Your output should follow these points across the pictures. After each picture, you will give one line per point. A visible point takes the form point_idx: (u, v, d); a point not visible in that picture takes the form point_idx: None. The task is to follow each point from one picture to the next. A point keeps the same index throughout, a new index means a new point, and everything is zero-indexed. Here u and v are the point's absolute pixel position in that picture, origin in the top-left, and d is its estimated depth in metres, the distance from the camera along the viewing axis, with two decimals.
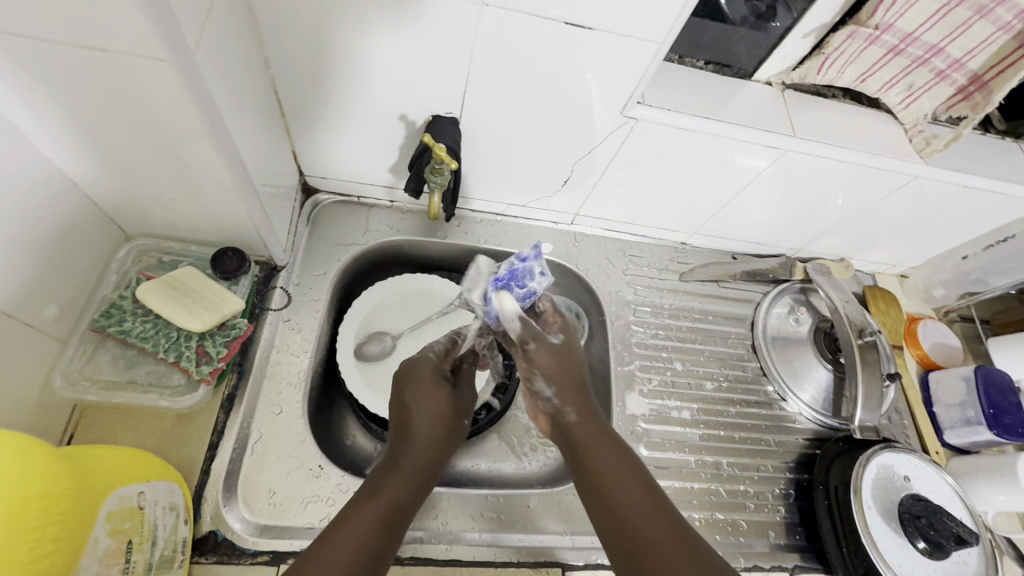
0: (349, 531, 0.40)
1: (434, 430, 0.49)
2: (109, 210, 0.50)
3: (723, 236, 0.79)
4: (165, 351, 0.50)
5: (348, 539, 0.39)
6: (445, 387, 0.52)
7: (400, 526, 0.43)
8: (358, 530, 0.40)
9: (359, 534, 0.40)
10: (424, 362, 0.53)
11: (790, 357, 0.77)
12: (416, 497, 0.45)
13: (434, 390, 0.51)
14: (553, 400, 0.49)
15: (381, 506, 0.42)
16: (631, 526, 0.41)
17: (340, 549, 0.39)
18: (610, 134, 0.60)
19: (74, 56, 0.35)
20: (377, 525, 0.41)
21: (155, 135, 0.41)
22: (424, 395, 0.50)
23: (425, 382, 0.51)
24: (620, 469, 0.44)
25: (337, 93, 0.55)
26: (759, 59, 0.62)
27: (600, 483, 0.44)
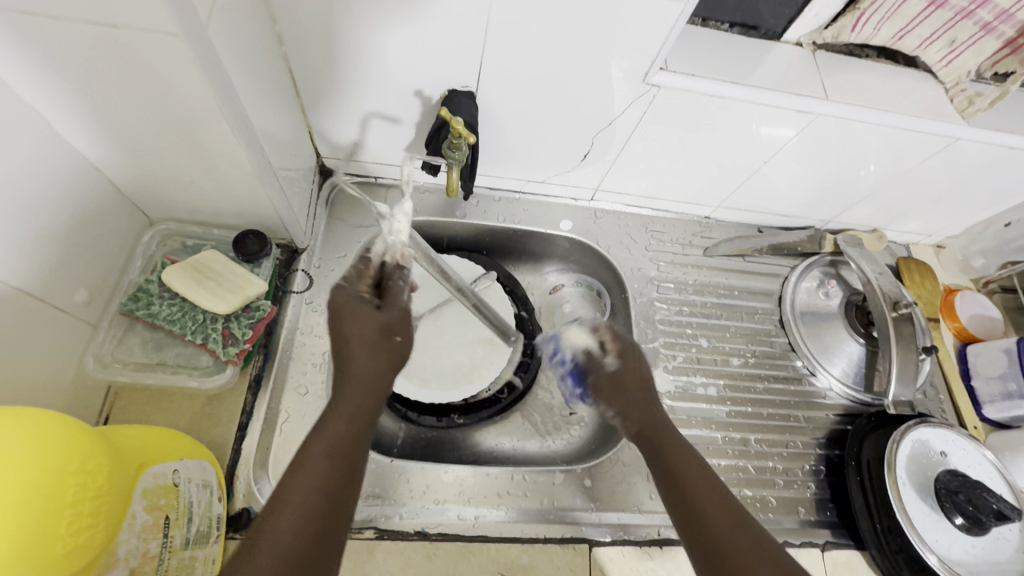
0: (304, 481, 0.37)
1: (367, 358, 0.43)
2: (132, 194, 0.50)
3: (749, 208, 0.77)
4: (192, 333, 0.50)
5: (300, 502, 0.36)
6: (357, 309, 0.44)
7: (352, 464, 0.39)
8: (309, 479, 0.37)
9: (310, 486, 0.37)
10: (337, 291, 0.46)
11: (820, 332, 0.74)
12: (365, 429, 0.41)
13: (355, 313, 0.44)
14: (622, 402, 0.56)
15: (323, 448, 0.39)
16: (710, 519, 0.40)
17: (288, 515, 0.35)
18: (632, 103, 0.58)
19: (85, 33, 0.34)
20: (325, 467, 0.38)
21: (172, 115, 0.41)
22: (343, 324, 0.44)
23: (349, 307, 0.45)
24: (699, 477, 0.43)
25: (350, 70, 0.54)
26: (788, 19, 0.59)
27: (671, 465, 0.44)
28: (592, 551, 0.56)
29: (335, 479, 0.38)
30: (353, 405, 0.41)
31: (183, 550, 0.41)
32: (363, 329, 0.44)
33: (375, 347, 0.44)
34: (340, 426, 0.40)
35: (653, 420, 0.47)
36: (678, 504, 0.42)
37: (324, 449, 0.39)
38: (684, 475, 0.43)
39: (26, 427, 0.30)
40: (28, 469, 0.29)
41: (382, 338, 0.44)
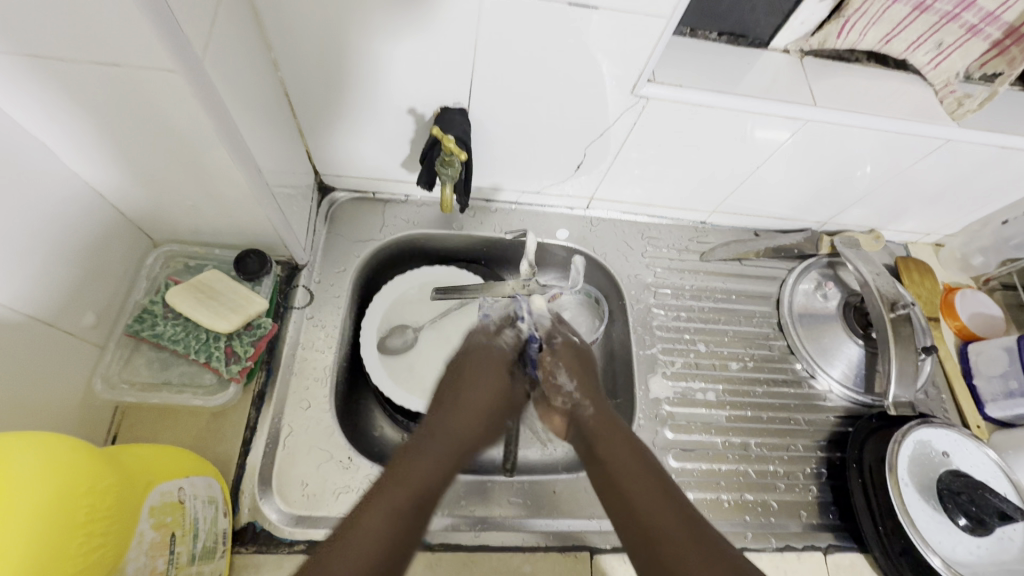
0: (388, 510, 0.38)
1: (478, 416, 0.50)
2: (136, 218, 0.52)
3: (745, 212, 0.77)
4: (195, 352, 0.51)
5: (381, 514, 0.38)
6: (502, 371, 0.55)
7: (431, 509, 0.41)
8: (392, 507, 0.38)
9: (389, 511, 0.38)
10: (480, 337, 0.58)
11: (819, 334, 0.74)
12: (448, 479, 0.43)
13: (488, 372, 0.54)
14: (569, 404, 0.54)
15: (407, 491, 0.40)
16: (638, 500, 0.42)
17: (371, 527, 0.37)
18: (623, 115, 0.58)
19: (88, 72, 0.36)
20: (411, 502, 0.39)
21: (173, 144, 0.43)
22: (477, 368, 0.54)
23: (479, 359, 0.55)
24: (637, 466, 0.45)
25: (344, 91, 0.55)
26: (775, 27, 0.60)
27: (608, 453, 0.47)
28: (593, 558, 0.56)
29: (409, 524, 0.38)
30: (451, 450, 0.45)
31: (188, 566, 0.42)
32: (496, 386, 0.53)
33: (488, 394, 0.52)
34: (442, 464, 0.43)
35: (624, 442, 0.47)
36: (612, 499, 0.44)
37: (417, 485, 0.41)
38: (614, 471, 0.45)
39: (36, 451, 0.31)
40: (40, 492, 0.30)
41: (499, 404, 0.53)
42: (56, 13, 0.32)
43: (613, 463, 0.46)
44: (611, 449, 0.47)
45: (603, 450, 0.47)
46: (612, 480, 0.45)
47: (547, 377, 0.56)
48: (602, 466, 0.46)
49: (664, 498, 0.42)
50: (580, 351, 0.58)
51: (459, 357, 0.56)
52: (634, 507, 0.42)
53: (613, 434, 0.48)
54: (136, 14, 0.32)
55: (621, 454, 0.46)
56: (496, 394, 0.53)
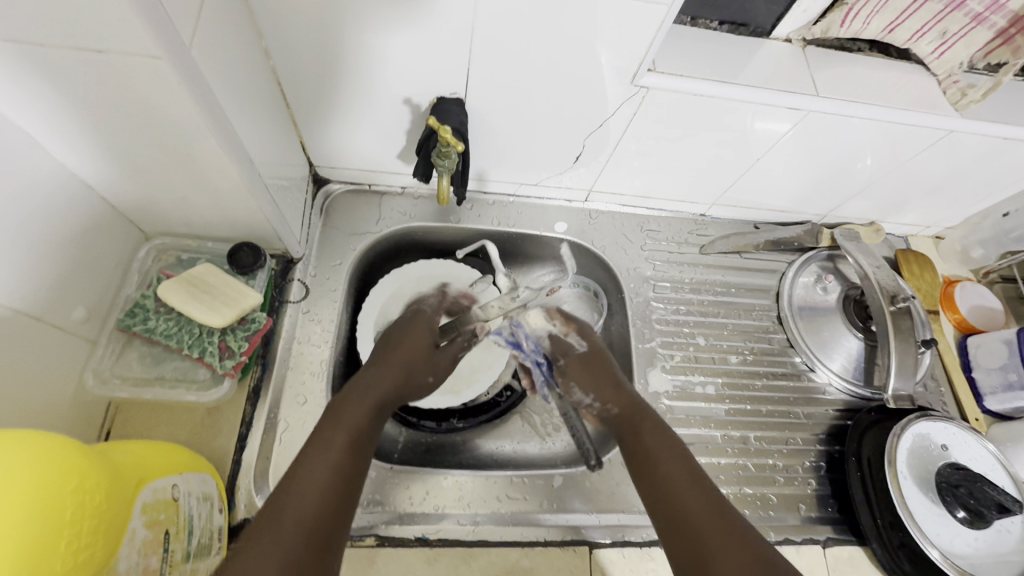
0: (324, 460, 0.42)
1: (396, 372, 0.55)
2: (126, 210, 0.51)
3: (745, 205, 0.77)
4: (188, 347, 0.50)
5: (320, 467, 0.42)
6: (424, 332, 0.62)
7: (365, 452, 0.46)
8: (331, 459, 0.43)
9: (330, 459, 0.43)
10: (421, 316, 0.63)
11: (818, 328, 0.74)
12: (374, 425, 0.49)
13: (412, 339, 0.60)
14: (594, 409, 0.59)
15: (343, 437, 0.45)
16: (683, 506, 0.44)
17: (313, 476, 0.41)
18: (622, 105, 0.58)
19: (72, 58, 0.35)
20: (346, 452, 0.44)
21: (163, 134, 0.41)
22: (390, 352, 0.57)
23: (398, 342, 0.59)
24: (694, 489, 0.45)
25: (339, 80, 0.54)
26: (777, 16, 0.59)
27: (670, 485, 0.46)
28: (592, 553, 0.56)
29: (354, 461, 0.44)
30: (368, 405, 0.49)
31: (183, 563, 0.41)
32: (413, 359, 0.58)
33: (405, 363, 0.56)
34: (359, 418, 0.47)
35: (680, 464, 0.48)
36: (656, 499, 0.47)
37: (347, 438, 0.45)
38: (669, 478, 0.47)
39: (22, 449, 0.30)
40: (25, 491, 0.29)
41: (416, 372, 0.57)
42: None
43: (669, 488, 0.46)
44: (673, 478, 0.47)
45: (650, 454, 0.50)
46: (661, 494, 0.46)
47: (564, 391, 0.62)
48: (660, 497, 0.46)
49: (703, 496, 0.45)
50: (590, 358, 0.62)
51: (395, 329, 0.61)
52: (676, 505, 0.45)
53: (663, 448, 0.49)
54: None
55: (671, 459, 0.48)
56: (421, 357, 0.59)
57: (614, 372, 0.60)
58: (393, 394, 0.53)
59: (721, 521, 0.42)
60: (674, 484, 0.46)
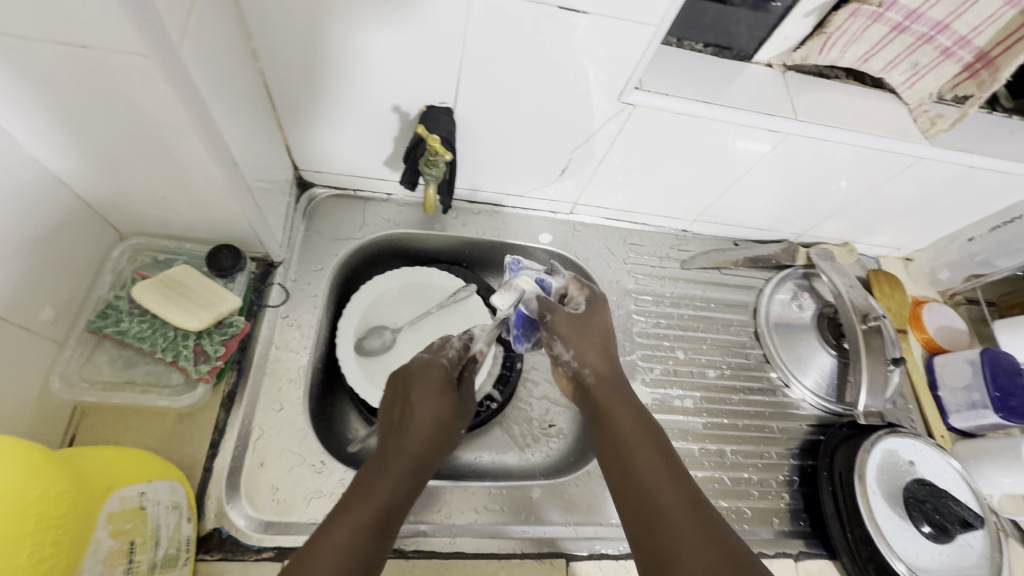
0: (332, 548, 0.37)
1: (423, 438, 0.47)
2: (101, 208, 0.49)
3: (725, 222, 0.79)
4: (162, 351, 0.48)
5: (341, 536, 0.38)
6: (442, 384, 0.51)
7: (386, 534, 0.40)
8: (348, 542, 0.38)
9: (343, 546, 0.38)
10: (435, 364, 0.52)
11: (793, 343, 0.76)
12: (404, 497, 0.43)
13: (430, 397, 0.49)
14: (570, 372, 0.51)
15: (364, 517, 0.40)
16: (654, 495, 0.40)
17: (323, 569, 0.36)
18: (608, 121, 0.59)
19: (52, 52, 0.34)
20: (366, 534, 0.39)
21: (144, 132, 0.41)
22: (417, 401, 0.49)
23: (417, 385, 0.50)
24: (665, 480, 0.41)
25: (326, 84, 0.54)
26: (760, 41, 0.60)
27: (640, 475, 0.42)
28: (569, 565, 0.56)
29: (371, 551, 0.38)
30: (395, 483, 0.43)
31: (149, 575, 0.40)
32: (440, 413, 0.49)
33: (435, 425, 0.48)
34: (384, 495, 0.42)
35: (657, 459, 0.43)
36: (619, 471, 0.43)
37: (366, 517, 0.40)
38: (641, 474, 0.42)
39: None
40: None
41: (447, 424, 0.49)
42: None
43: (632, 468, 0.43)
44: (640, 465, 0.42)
45: (614, 429, 0.46)
46: (627, 464, 0.43)
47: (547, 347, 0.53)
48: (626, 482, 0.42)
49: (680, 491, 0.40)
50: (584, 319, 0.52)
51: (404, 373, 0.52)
52: (643, 494, 0.41)
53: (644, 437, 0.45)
54: None
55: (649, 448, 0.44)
56: (448, 417, 0.49)
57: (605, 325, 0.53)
58: (426, 463, 0.46)
59: (700, 528, 0.38)
60: (640, 470, 0.42)
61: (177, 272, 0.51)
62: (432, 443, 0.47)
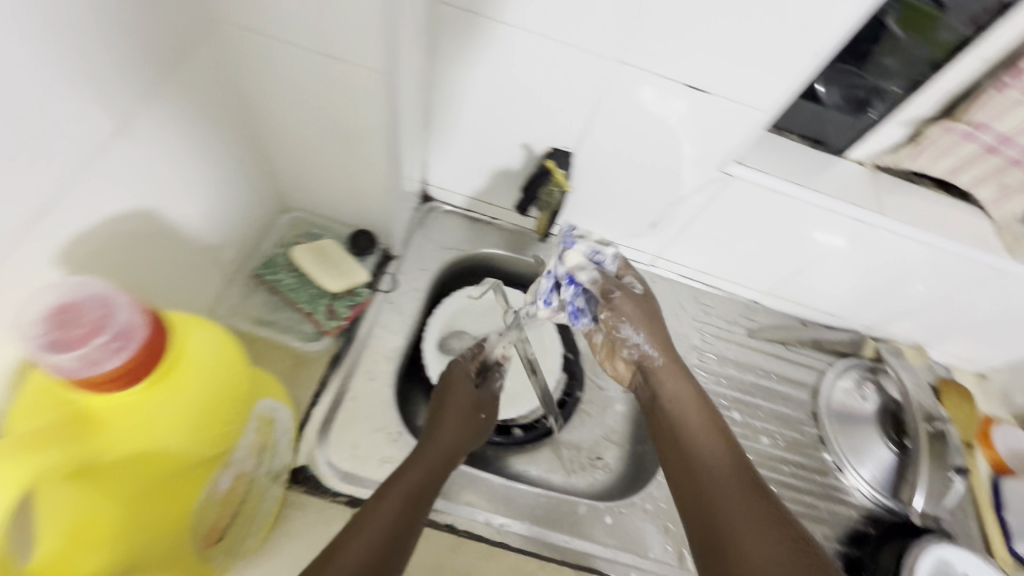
0: (379, 516, 0.45)
1: (450, 430, 0.57)
2: (282, 181, 0.61)
3: (797, 301, 0.82)
4: (303, 303, 0.60)
5: (391, 502, 0.47)
6: (464, 380, 0.63)
7: (424, 503, 0.49)
8: (391, 508, 0.47)
9: (391, 506, 0.47)
10: (456, 363, 0.65)
11: (852, 431, 0.77)
12: (438, 473, 0.53)
13: (455, 395, 0.60)
14: (638, 353, 0.58)
15: (403, 489, 0.49)
16: (718, 491, 0.48)
17: (375, 522, 0.45)
18: (707, 186, 0.66)
19: (313, 61, 0.46)
20: (404, 497, 0.48)
21: (345, 129, 0.52)
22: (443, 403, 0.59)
23: (445, 389, 0.61)
24: (734, 480, 0.48)
25: (475, 118, 0.64)
26: (851, 139, 0.66)
27: (704, 470, 0.50)
28: None
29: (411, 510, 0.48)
30: (426, 466, 0.52)
31: (263, 475, 0.49)
32: (463, 404, 0.60)
33: (458, 414, 0.58)
34: (417, 473, 0.51)
35: (729, 461, 0.50)
36: (679, 465, 0.52)
37: (404, 491, 0.49)
38: (700, 472, 0.50)
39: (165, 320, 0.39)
40: (195, 374, 0.39)
41: (468, 414, 0.59)
42: (316, 14, 0.42)
43: (696, 470, 0.51)
44: (700, 462, 0.51)
45: (680, 430, 0.54)
46: (687, 458, 0.52)
47: (611, 333, 0.58)
48: (692, 475, 0.50)
49: (743, 485, 0.48)
50: (643, 302, 0.58)
51: (440, 386, 0.62)
52: (702, 491, 0.49)
53: (710, 437, 0.53)
54: (375, 32, 0.42)
55: (705, 444, 0.52)
56: (469, 407, 0.60)
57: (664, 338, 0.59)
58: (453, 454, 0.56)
59: (761, 513, 0.45)
60: (707, 474, 0.50)
61: (316, 243, 0.62)
62: (457, 428, 0.57)
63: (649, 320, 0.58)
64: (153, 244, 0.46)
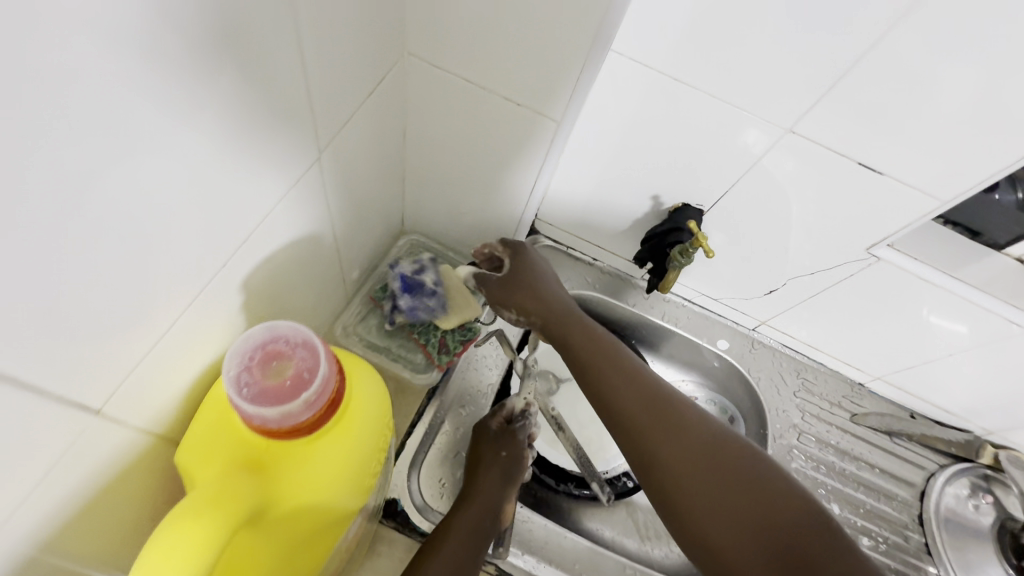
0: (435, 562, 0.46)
1: (490, 473, 0.55)
2: (408, 204, 0.62)
3: (912, 392, 0.76)
4: (416, 332, 0.57)
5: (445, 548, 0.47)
6: (492, 430, 0.59)
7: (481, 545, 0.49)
8: (449, 553, 0.47)
9: (447, 555, 0.47)
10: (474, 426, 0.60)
11: (964, 545, 0.70)
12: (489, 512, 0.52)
13: (486, 443, 0.57)
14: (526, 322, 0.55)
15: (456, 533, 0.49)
16: (687, 482, 0.43)
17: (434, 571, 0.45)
18: (843, 264, 0.62)
19: (487, 101, 0.46)
20: (458, 543, 0.48)
21: (494, 166, 0.53)
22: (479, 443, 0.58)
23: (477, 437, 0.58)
24: (689, 460, 0.44)
25: (607, 165, 0.63)
26: (1015, 235, 0.60)
27: (668, 458, 0.44)
28: None
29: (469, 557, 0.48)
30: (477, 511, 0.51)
31: (371, 508, 0.51)
32: (502, 447, 0.57)
33: (494, 456, 0.56)
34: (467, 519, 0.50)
35: (660, 427, 0.46)
36: (643, 456, 0.46)
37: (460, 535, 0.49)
38: (670, 461, 0.44)
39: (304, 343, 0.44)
40: (364, 420, 0.43)
41: (510, 453, 0.57)
42: (507, 61, 0.42)
43: (659, 455, 0.45)
44: (671, 447, 0.45)
45: (620, 409, 0.48)
46: (649, 450, 0.45)
47: (500, 307, 0.55)
48: (655, 466, 0.45)
49: (713, 468, 0.44)
50: (514, 270, 0.55)
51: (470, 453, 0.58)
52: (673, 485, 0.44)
53: (639, 400, 0.48)
54: (564, 83, 0.43)
55: (661, 426, 0.46)
56: (505, 444, 0.58)
57: (535, 280, 0.55)
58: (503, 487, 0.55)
59: (745, 505, 0.42)
60: (678, 464, 0.44)
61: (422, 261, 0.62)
62: (498, 472, 0.55)
63: (529, 288, 0.54)
64: (298, 262, 0.46)
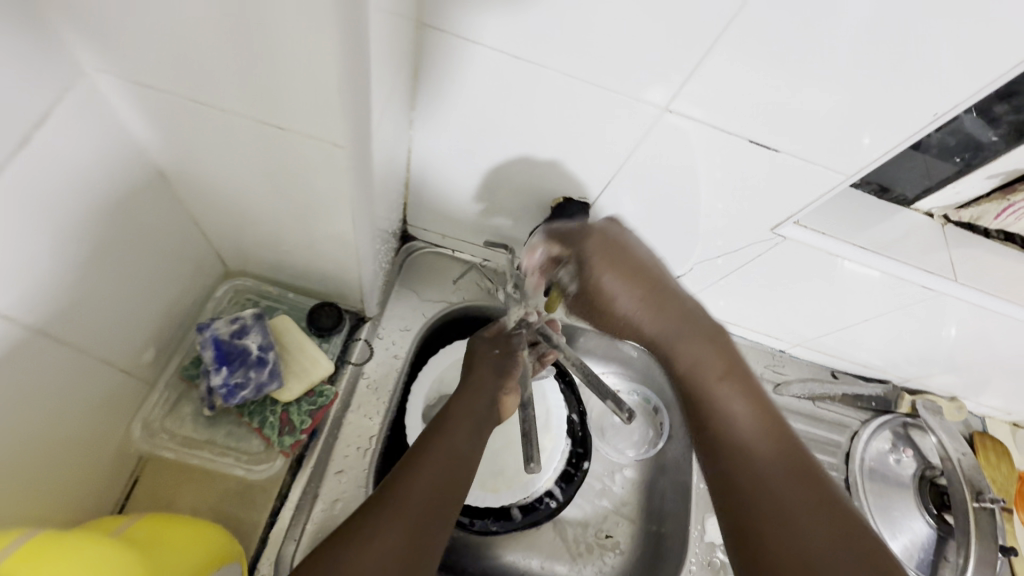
0: (391, 515, 0.38)
1: (477, 396, 0.52)
2: (221, 248, 0.48)
3: (831, 353, 0.72)
4: (250, 414, 0.48)
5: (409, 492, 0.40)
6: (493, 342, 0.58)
7: (454, 491, 0.43)
8: (406, 507, 0.39)
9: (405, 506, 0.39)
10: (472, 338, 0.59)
11: (886, 501, 0.70)
12: (467, 451, 0.47)
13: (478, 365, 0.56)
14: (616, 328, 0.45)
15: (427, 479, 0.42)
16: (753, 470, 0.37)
17: (390, 523, 0.38)
18: (749, 245, 0.55)
19: (248, 127, 0.32)
20: (427, 490, 0.41)
21: (301, 203, 0.39)
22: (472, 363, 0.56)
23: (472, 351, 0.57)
24: (759, 454, 0.38)
25: (469, 162, 0.51)
26: (925, 188, 0.55)
27: (741, 455, 0.38)
28: None
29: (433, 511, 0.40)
30: (451, 452, 0.45)
31: None
32: (495, 360, 0.56)
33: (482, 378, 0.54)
34: (443, 450, 0.45)
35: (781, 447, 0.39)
36: (738, 463, 0.38)
37: (431, 478, 0.42)
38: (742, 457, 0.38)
39: None
40: None
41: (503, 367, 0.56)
42: (243, 72, 0.28)
43: (729, 452, 0.39)
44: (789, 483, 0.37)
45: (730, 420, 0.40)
46: (744, 450, 0.39)
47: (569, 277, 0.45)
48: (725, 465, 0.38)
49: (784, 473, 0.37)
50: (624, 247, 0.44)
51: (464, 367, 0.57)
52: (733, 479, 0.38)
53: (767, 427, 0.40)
54: (331, 94, 0.28)
55: (765, 439, 0.39)
56: (496, 357, 0.57)
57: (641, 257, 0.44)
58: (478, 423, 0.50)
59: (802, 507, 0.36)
60: (745, 454, 0.38)
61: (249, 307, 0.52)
62: (484, 390, 0.53)
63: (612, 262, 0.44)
64: (40, 382, 0.34)
